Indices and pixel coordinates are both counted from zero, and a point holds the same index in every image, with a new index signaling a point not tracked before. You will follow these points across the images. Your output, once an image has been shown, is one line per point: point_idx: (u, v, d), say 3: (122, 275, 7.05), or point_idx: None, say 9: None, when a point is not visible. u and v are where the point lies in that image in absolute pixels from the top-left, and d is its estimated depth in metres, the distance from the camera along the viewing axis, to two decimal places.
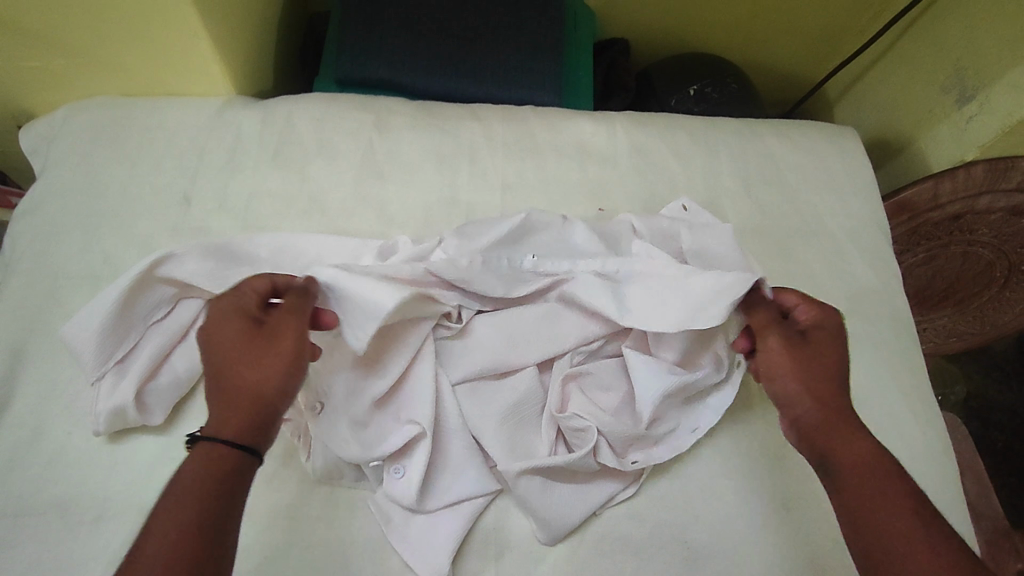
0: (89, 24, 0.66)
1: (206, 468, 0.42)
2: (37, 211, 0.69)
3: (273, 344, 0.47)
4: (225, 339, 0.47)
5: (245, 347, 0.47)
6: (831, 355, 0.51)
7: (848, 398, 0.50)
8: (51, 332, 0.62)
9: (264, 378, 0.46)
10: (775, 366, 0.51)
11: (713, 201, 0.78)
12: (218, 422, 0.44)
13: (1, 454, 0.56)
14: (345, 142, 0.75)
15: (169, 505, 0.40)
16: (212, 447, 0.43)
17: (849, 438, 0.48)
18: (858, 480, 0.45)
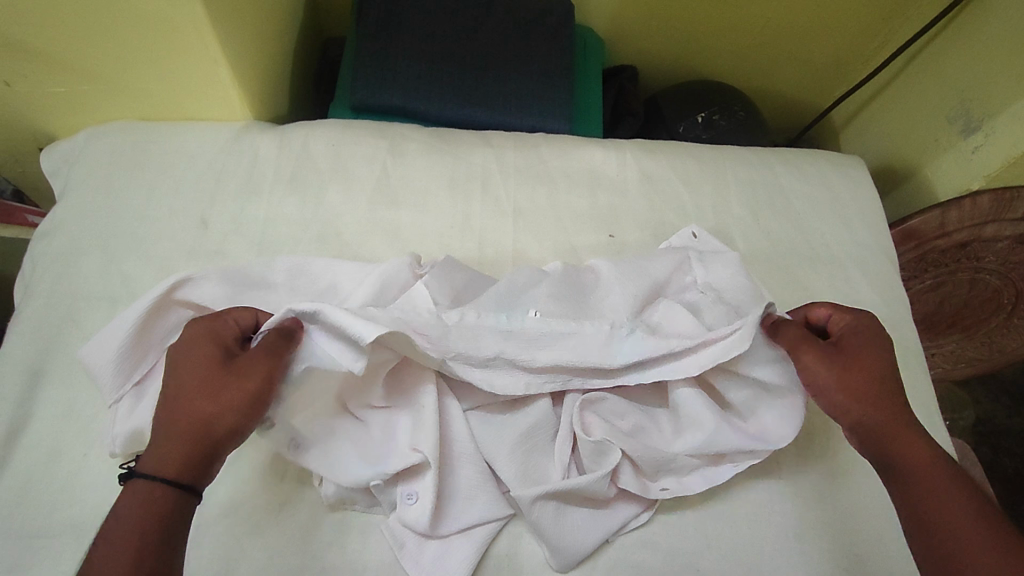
0: (111, 50, 0.68)
1: (146, 508, 0.43)
2: (58, 232, 0.70)
3: (235, 385, 0.48)
4: (189, 375, 0.48)
5: (205, 381, 0.48)
6: (867, 358, 0.53)
7: (903, 402, 0.52)
8: (70, 353, 0.63)
9: (215, 412, 0.47)
10: (820, 380, 0.53)
11: (722, 228, 0.79)
12: (161, 452, 0.45)
13: (17, 473, 0.57)
14: (360, 167, 0.76)
15: (114, 551, 0.41)
16: (159, 487, 0.44)
17: (908, 443, 0.50)
18: (928, 483, 0.48)
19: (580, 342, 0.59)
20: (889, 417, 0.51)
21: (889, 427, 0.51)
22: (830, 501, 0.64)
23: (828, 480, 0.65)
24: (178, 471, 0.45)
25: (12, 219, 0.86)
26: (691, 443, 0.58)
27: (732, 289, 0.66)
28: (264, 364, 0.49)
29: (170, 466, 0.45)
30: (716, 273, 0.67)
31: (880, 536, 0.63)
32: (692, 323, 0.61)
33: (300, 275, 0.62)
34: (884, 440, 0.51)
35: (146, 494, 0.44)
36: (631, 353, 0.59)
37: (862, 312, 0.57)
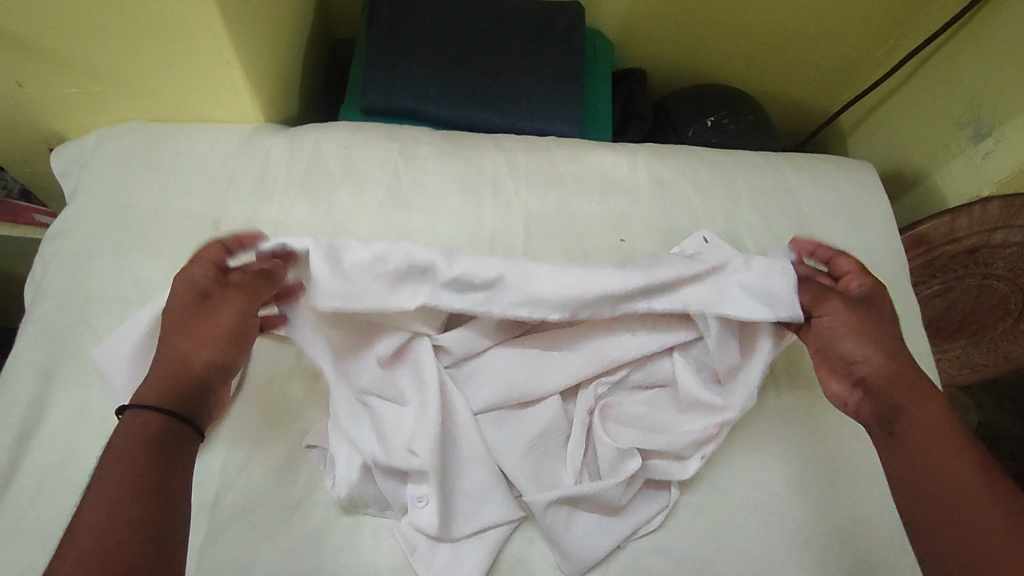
0: (124, 51, 0.68)
1: (137, 428, 0.47)
2: (69, 233, 0.70)
3: (212, 322, 0.53)
4: (177, 315, 0.54)
5: (187, 319, 0.53)
6: (880, 317, 0.58)
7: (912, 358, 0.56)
8: (82, 353, 0.63)
9: (195, 348, 0.52)
10: (843, 327, 0.57)
11: (733, 233, 0.79)
12: (150, 382, 0.50)
13: (30, 473, 0.57)
14: (371, 170, 0.76)
15: (113, 463, 0.45)
16: (142, 413, 0.48)
17: (919, 390, 0.54)
18: (928, 434, 0.51)
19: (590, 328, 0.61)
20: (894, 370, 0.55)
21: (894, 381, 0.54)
22: (841, 508, 0.64)
23: (840, 486, 0.65)
24: (163, 395, 0.49)
25: (21, 219, 0.88)
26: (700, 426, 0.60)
27: None
28: (237, 299, 0.54)
29: (158, 393, 0.49)
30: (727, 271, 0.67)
31: (892, 543, 0.63)
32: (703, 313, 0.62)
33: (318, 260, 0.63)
34: (887, 389, 0.54)
35: (142, 423, 0.47)
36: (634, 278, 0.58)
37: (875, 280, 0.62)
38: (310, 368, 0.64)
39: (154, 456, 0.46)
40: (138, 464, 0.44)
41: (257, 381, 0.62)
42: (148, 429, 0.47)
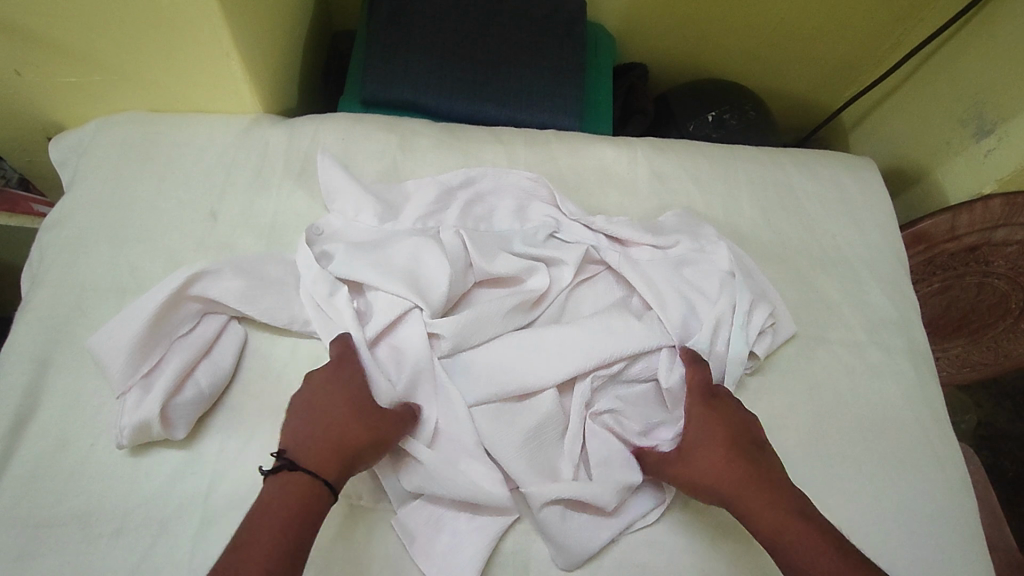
0: (121, 40, 0.67)
1: (303, 496, 0.48)
2: (67, 221, 0.70)
3: (381, 425, 0.54)
4: (348, 400, 0.54)
5: (360, 408, 0.54)
6: (711, 440, 0.57)
7: (756, 469, 0.54)
8: (78, 342, 0.63)
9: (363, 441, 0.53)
10: (686, 477, 0.56)
11: (732, 227, 0.79)
12: (316, 453, 0.50)
13: (25, 461, 0.57)
14: (370, 161, 0.76)
15: (274, 526, 0.45)
16: (311, 481, 0.48)
17: (766, 509, 0.52)
18: (801, 550, 0.49)
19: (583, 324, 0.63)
20: (746, 480, 0.53)
21: (749, 497, 0.53)
22: (832, 507, 0.64)
23: (830, 481, 0.65)
24: (329, 472, 0.49)
25: (19, 208, 0.90)
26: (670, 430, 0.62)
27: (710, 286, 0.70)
28: (400, 423, 0.56)
29: (326, 468, 0.49)
30: (708, 264, 0.71)
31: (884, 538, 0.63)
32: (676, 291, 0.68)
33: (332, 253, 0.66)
34: (742, 508, 0.53)
35: (302, 491, 0.48)
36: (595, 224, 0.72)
37: (706, 391, 0.60)
38: (307, 359, 0.64)
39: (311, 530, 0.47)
40: (298, 535, 0.46)
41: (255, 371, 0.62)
42: (310, 498, 0.48)
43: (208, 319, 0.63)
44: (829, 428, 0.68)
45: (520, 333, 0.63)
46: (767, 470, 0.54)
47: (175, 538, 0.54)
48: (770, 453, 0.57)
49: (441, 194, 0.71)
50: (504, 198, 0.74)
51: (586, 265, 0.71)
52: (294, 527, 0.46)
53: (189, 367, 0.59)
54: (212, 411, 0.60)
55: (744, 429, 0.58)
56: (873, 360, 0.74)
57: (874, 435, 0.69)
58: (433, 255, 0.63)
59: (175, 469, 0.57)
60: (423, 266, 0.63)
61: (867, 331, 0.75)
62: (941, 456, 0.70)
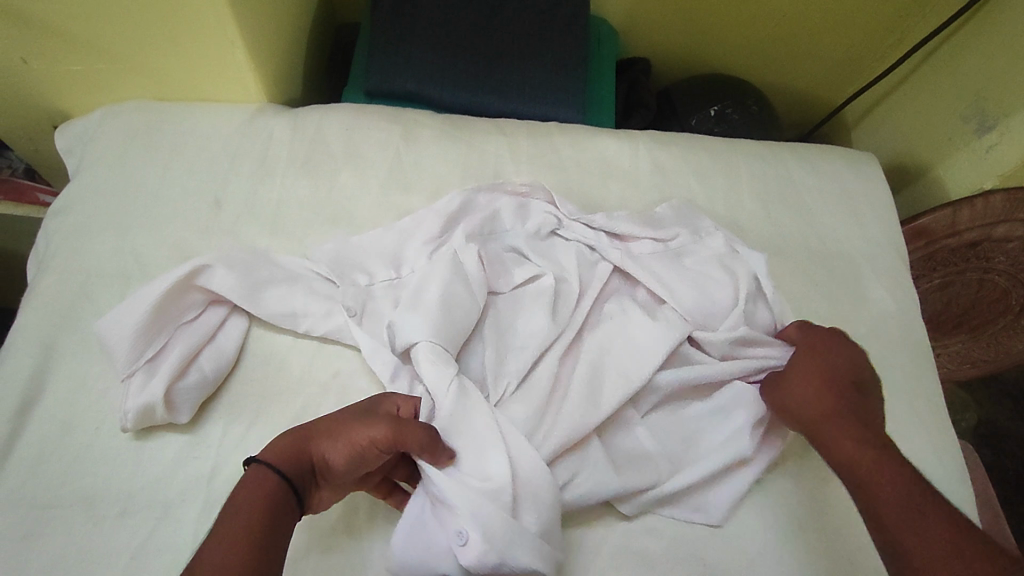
0: (128, 29, 0.68)
1: (254, 488, 0.47)
2: (73, 209, 0.71)
3: (354, 432, 0.51)
4: (338, 414, 0.54)
5: (343, 418, 0.53)
6: (811, 368, 0.62)
7: (848, 401, 0.59)
8: (83, 327, 0.64)
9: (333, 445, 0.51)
10: (781, 397, 0.62)
11: (734, 220, 0.79)
12: (280, 450, 0.50)
13: (31, 443, 0.57)
14: (373, 151, 0.77)
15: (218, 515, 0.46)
16: (265, 474, 0.48)
17: (853, 434, 0.56)
18: (867, 469, 0.53)
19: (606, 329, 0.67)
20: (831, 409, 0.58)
21: (830, 423, 0.58)
22: (829, 498, 0.65)
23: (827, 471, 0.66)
24: (285, 468, 0.49)
25: (24, 198, 0.93)
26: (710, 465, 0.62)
27: (716, 275, 0.69)
28: (383, 427, 0.51)
29: (282, 464, 0.49)
30: (707, 251, 0.72)
31: None
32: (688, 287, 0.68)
33: (339, 257, 0.67)
34: (829, 430, 0.57)
35: (270, 486, 0.48)
36: (599, 222, 0.72)
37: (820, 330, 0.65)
38: (310, 347, 0.64)
39: (275, 524, 0.46)
40: (236, 524, 0.45)
41: (259, 358, 0.63)
42: (261, 490, 0.47)
43: (211, 309, 0.63)
44: None
45: (539, 333, 0.64)
46: (857, 404, 0.59)
47: (178, 521, 0.55)
48: (867, 392, 0.60)
49: (444, 223, 0.70)
50: (501, 197, 0.73)
51: (591, 262, 0.71)
52: (236, 517, 0.45)
53: (193, 353, 0.60)
54: (215, 397, 0.61)
55: (849, 367, 0.62)
56: (872, 353, 0.74)
57: None
58: (448, 265, 0.65)
59: (179, 452, 0.58)
60: (438, 271, 0.65)
61: (867, 325, 0.76)
62: (939, 449, 0.70)
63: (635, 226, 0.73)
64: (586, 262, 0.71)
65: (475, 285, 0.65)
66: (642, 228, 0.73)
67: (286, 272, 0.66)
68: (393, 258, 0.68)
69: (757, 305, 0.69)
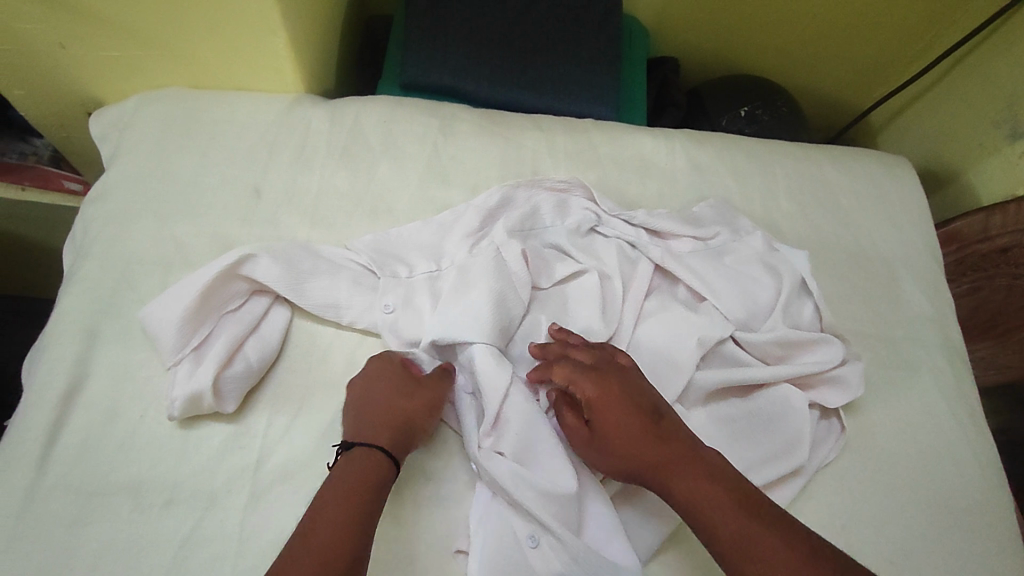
0: (169, 15, 0.68)
1: (365, 470, 0.50)
2: (111, 196, 0.70)
3: (425, 391, 0.56)
4: (390, 377, 0.57)
5: (400, 379, 0.57)
6: (615, 419, 0.55)
7: (661, 436, 0.54)
8: (124, 314, 0.63)
9: (419, 411, 0.55)
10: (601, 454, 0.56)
11: (770, 221, 0.79)
12: (376, 432, 0.53)
13: (77, 431, 0.57)
14: (411, 143, 0.76)
15: (338, 496, 0.48)
16: (372, 457, 0.51)
17: (684, 478, 0.52)
18: (726, 521, 0.50)
19: (654, 323, 0.67)
20: (665, 460, 0.53)
21: (664, 469, 0.53)
22: (867, 500, 0.66)
23: (865, 474, 0.67)
24: (388, 448, 0.52)
25: (51, 184, 0.94)
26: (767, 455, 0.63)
27: (757, 277, 0.70)
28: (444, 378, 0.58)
29: (384, 446, 0.52)
30: (747, 249, 0.72)
31: (917, 532, 0.65)
32: (730, 288, 0.68)
33: (381, 246, 0.67)
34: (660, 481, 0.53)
35: (380, 468, 0.51)
36: (641, 222, 0.72)
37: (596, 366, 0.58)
38: (352, 338, 0.64)
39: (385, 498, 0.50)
40: (359, 505, 0.48)
41: (302, 349, 0.63)
42: (372, 472, 0.50)
43: (255, 299, 0.63)
44: (865, 423, 0.70)
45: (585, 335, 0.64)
46: (678, 438, 0.55)
47: (224, 512, 0.55)
48: (670, 415, 0.57)
49: (482, 219, 0.70)
50: (541, 192, 0.72)
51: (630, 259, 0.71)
52: (358, 498, 0.48)
53: (238, 342, 0.60)
54: (258, 387, 0.61)
55: (647, 398, 0.57)
56: (909, 356, 0.74)
57: (910, 431, 0.70)
58: (491, 263, 0.65)
59: (224, 441, 0.58)
60: (482, 266, 0.65)
61: (904, 327, 0.76)
62: (976, 452, 0.71)
63: (677, 225, 0.72)
64: (626, 261, 0.70)
65: (518, 284, 0.65)
66: (683, 225, 0.72)
67: (340, 260, 0.66)
68: (433, 250, 0.68)
69: (797, 307, 0.70)
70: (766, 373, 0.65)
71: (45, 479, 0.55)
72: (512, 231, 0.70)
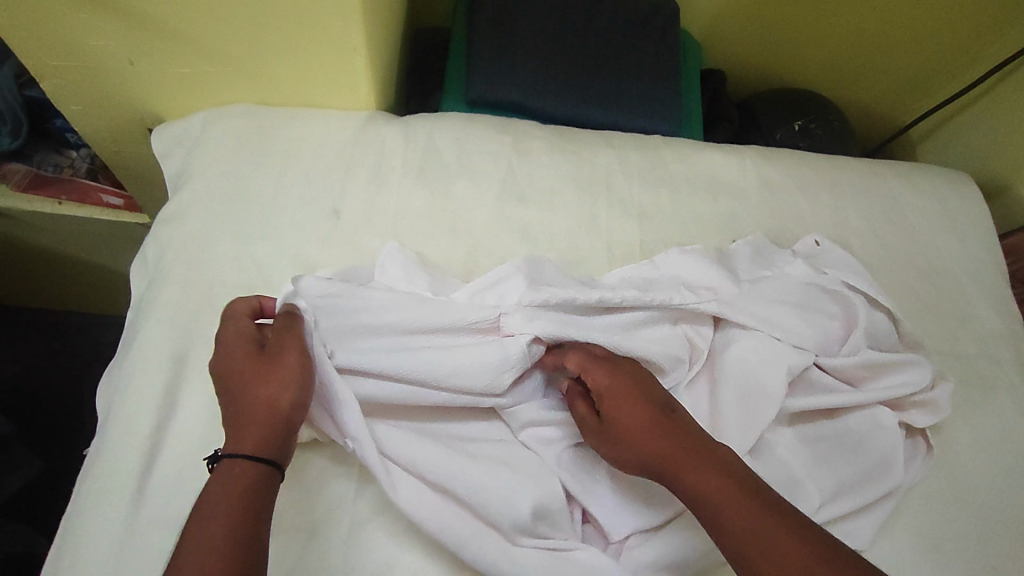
0: (248, 33, 0.66)
1: (237, 479, 0.45)
2: (184, 218, 0.68)
3: (276, 364, 0.51)
4: (236, 364, 0.51)
5: (244, 365, 0.51)
6: (625, 407, 0.54)
7: (673, 425, 0.53)
8: (209, 341, 0.62)
9: (275, 390, 0.49)
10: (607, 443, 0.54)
11: (841, 238, 0.79)
12: (242, 432, 0.47)
13: (172, 464, 0.57)
14: (486, 162, 0.76)
15: (207, 514, 0.43)
16: (239, 463, 0.46)
17: (697, 467, 0.50)
18: (736, 519, 0.47)
19: (739, 351, 0.65)
20: (675, 449, 0.51)
21: (674, 456, 0.51)
22: (954, 518, 0.66)
23: (951, 493, 0.68)
24: (257, 445, 0.47)
25: (89, 199, 0.95)
26: (854, 469, 0.64)
27: (828, 302, 0.70)
28: (292, 344, 0.52)
29: (253, 445, 0.47)
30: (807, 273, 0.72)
31: (1005, 549, 0.66)
32: (806, 313, 0.68)
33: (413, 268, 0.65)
34: (669, 470, 0.51)
35: (237, 473, 0.45)
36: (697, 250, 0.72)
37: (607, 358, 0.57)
38: None
39: (261, 498, 0.45)
40: (231, 516, 0.43)
41: None
42: (243, 479, 0.45)
43: None
44: (947, 441, 0.70)
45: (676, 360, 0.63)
46: (691, 432, 0.53)
47: (329, 541, 0.55)
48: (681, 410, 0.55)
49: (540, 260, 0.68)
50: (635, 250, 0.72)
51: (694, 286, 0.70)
52: (227, 509, 0.44)
53: None
54: None
55: (658, 392, 0.56)
56: (985, 372, 0.75)
57: (992, 449, 0.70)
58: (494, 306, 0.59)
59: (324, 470, 0.57)
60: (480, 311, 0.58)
61: (977, 343, 0.76)
62: None
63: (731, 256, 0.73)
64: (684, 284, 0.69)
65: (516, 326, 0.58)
66: (736, 259, 0.73)
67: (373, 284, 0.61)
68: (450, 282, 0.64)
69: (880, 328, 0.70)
70: (850, 397, 0.65)
71: (142, 511, 0.55)
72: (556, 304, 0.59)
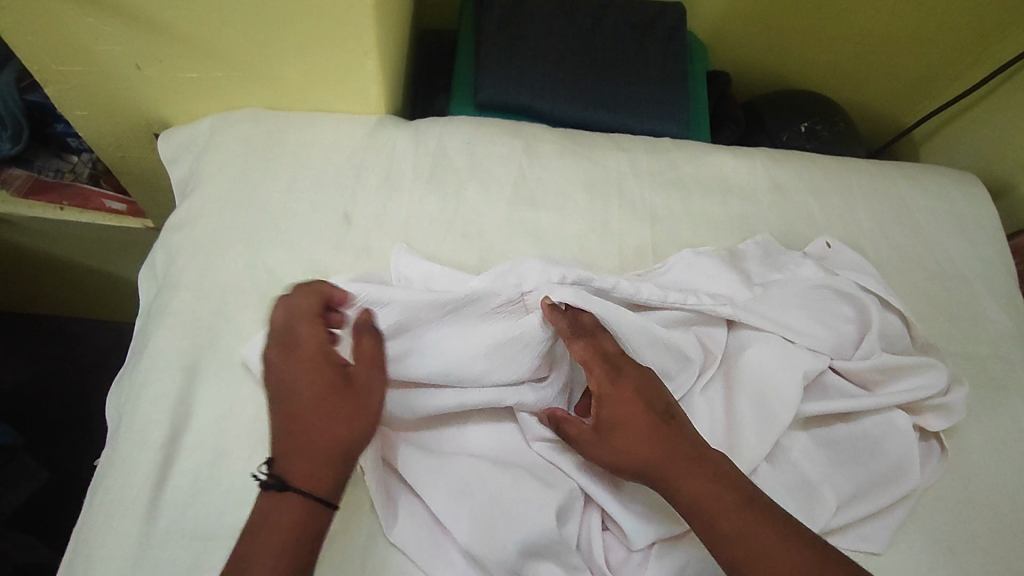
0: (259, 37, 0.65)
1: (297, 509, 0.46)
2: (194, 224, 0.68)
3: (358, 400, 0.50)
4: (307, 386, 0.50)
5: (320, 391, 0.50)
6: (625, 413, 0.53)
7: (671, 432, 0.53)
8: (222, 350, 0.62)
9: (351, 429, 0.49)
10: (604, 448, 0.53)
11: (852, 240, 0.79)
12: (307, 462, 0.48)
13: (186, 474, 0.56)
14: (498, 166, 0.75)
15: (264, 542, 0.45)
16: (298, 493, 0.47)
17: (694, 474, 0.51)
18: (731, 526, 0.49)
19: (752, 356, 0.65)
20: (673, 456, 0.52)
21: (671, 464, 0.51)
22: (969, 520, 0.66)
23: (965, 494, 0.68)
24: (323, 480, 0.48)
25: (90, 203, 0.94)
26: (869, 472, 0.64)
27: (843, 303, 0.69)
28: (375, 381, 0.51)
29: (318, 479, 0.47)
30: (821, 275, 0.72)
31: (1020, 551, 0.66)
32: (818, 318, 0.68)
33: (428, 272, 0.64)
34: (666, 477, 0.51)
35: (294, 503, 0.46)
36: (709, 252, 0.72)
37: (609, 359, 0.55)
38: None
39: (315, 532, 0.47)
40: (286, 547, 0.45)
41: None
42: (300, 511, 0.47)
43: None
44: (960, 443, 0.70)
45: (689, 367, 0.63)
46: (688, 438, 0.53)
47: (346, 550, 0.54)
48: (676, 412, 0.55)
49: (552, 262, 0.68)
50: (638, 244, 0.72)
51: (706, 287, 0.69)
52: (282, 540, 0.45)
53: None
54: None
55: (658, 394, 0.55)
56: (997, 374, 0.75)
57: (1005, 450, 0.71)
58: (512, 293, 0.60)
59: None
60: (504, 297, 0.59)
61: (988, 345, 0.77)
62: None
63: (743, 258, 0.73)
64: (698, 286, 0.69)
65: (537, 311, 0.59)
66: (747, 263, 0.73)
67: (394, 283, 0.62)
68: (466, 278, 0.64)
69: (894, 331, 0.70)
70: (865, 401, 0.65)
71: (157, 522, 0.54)
72: (574, 283, 0.60)
